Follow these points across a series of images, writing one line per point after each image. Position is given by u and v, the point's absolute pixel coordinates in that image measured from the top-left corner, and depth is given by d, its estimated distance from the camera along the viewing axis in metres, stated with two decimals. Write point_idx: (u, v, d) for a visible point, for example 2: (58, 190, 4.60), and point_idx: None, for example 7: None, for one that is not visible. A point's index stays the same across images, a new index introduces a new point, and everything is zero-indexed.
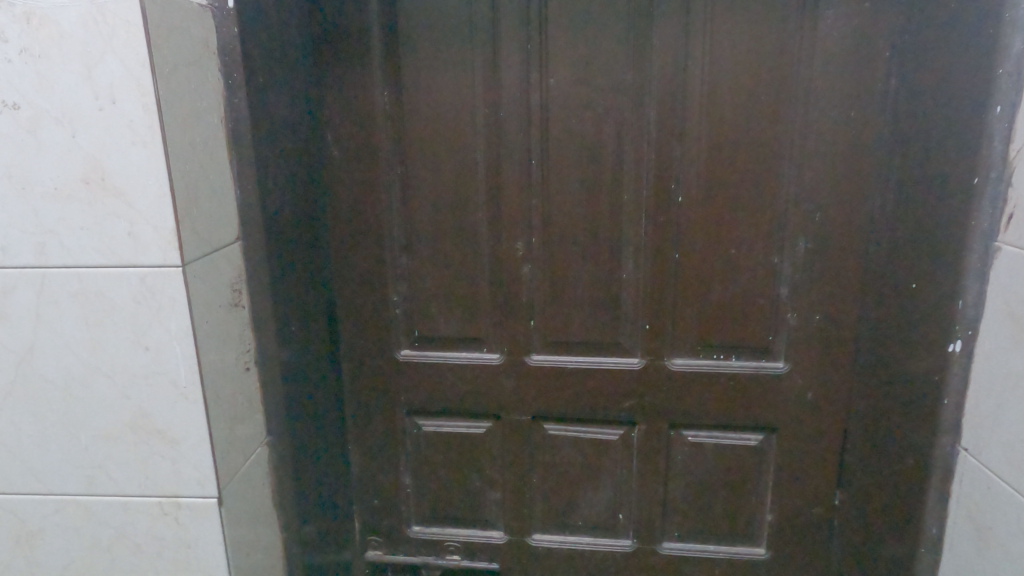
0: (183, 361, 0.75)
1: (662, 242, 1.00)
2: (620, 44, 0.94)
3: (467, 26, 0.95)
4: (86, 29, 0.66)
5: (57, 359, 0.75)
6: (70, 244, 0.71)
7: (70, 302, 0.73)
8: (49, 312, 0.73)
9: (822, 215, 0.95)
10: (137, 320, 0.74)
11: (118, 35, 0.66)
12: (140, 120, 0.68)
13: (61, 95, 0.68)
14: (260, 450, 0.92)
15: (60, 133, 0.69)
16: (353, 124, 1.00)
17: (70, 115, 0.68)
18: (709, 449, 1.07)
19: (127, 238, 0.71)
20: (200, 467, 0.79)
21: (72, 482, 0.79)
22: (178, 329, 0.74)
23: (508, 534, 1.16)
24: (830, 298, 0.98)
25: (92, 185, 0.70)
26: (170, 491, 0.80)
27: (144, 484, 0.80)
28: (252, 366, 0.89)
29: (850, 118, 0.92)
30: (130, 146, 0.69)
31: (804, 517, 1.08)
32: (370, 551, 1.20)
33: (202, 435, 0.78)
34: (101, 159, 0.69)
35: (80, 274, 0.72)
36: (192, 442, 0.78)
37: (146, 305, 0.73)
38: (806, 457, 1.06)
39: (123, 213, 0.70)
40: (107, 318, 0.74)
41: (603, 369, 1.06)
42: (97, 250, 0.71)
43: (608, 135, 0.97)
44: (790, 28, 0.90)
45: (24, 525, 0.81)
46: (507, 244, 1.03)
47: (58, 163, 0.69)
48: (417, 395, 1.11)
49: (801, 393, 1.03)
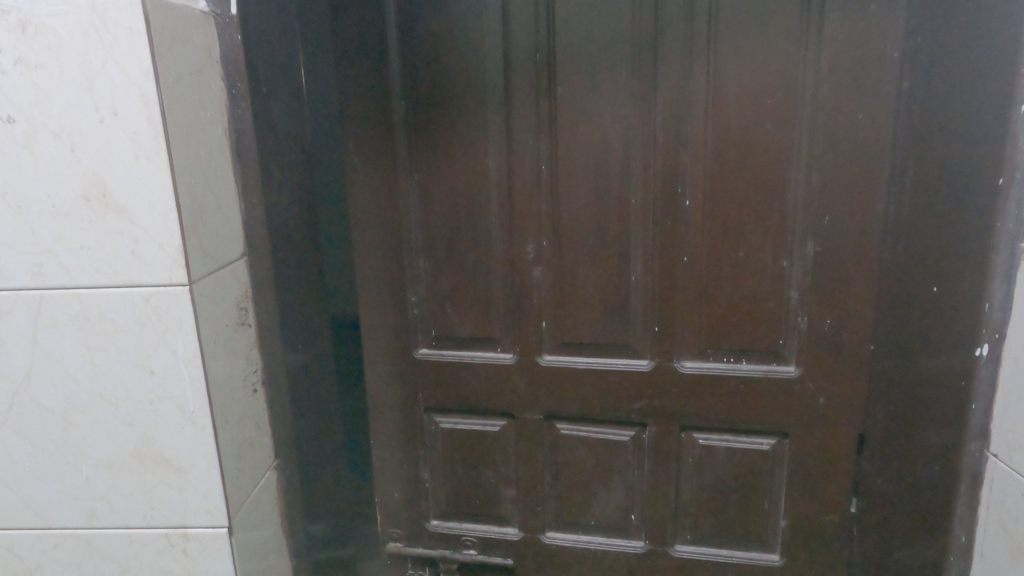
0: (189, 384, 0.81)
1: (670, 247, 1.00)
2: (624, 48, 0.95)
3: (476, 35, 0.98)
4: (86, 38, 0.72)
5: (56, 385, 0.81)
6: (69, 261, 0.77)
7: (69, 325, 0.79)
8: (50, 338, 0.80)
9: (831, 219, 0.94)
10: (141, 342, 0.80)
11: (119, 44, 0.72)
12: (143, 133, 0.74)
13: (61, 108, 0.73)
14: (267, 473, 0.99)
15: (58, 147, 0.74)
16: (368, 132, 1.04)
17: (71, 128, 0.74)
18: (720, 452, 1.06)
19: (130, 255, 0.77)
20: (208, 497, 0.85)
21: (74, 516, 0.86)
22: (186, 350, 0.80)
23: (522, 531, 1.19)
24: (844, 300, 0.96)
25: (92, 201, 0.76)
26: (176, 522, 0.86)
27: (148, 515, 0.86)
28: (258, 388, 0.97)
29: (860, 122, 0.90)
30: (133, 159, 0.75)
31: (822, 524, 1.06)
32: (390, 543, 1.23)
33: (209, 462, 0.84)
34: (102, 175, 0.75)
35: (80, 296, 0.78)
36: (200, 471, 0.84)
37: (151, 326, 0.79)
38: (821, 463, 1.04)
39: (126, 230, 0.76)
40: (108, 341, 0.80)
41: (612, 371, 1.07)
42: (97, 268, 0.78)
43: (615, 140, 0.98)
44: (795, 29, 0.89)
45: (23, 561, 0.87)
46: (519, 248, 1.05)
47: (55, 180, 0.75)
48: (433, 394, 1.15)
49: (813, 398, 1.01)
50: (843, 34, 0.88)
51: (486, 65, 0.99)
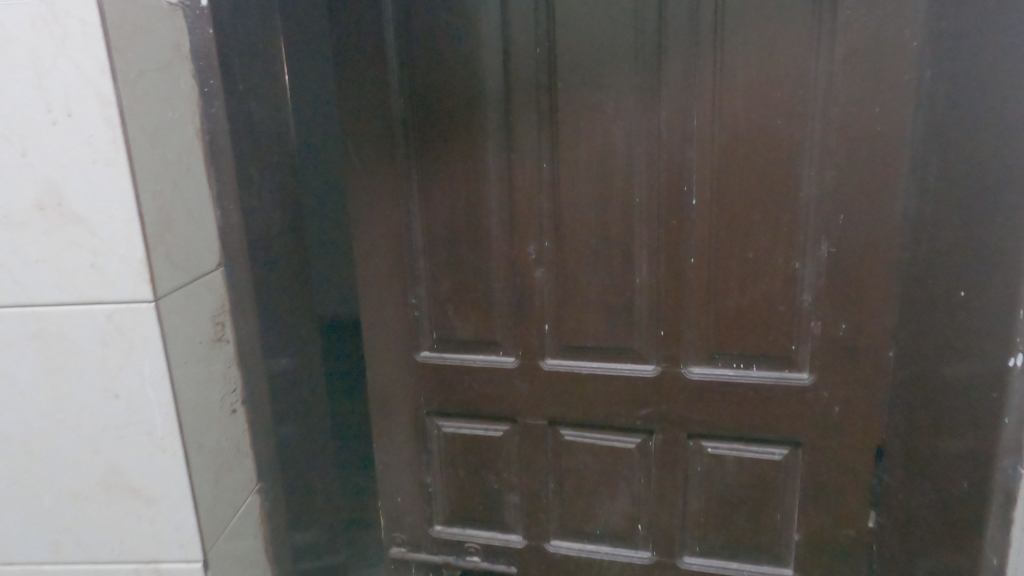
0: (157, 407, 0.73)
1: (676, 248, 0.96)
2: (626, 41, 0.91)
3: (474, 30, 0.96)
4: (36, 31, 0.65)
5: (14, 411, 0.73)
6: (24, 277, 0.70)
7: (27, 345, 0.72)
8: (6, 360, 0.72)
9: (846, 218, 0.89)
10: (105, 362, 0.72)
11: (72, 37, 0.64)
12: (101, 136, 0.66)
13: (15, 112, 0.67)
14: (250, 500, 0.90)
15: (11, 151, 0.67)
16: (366, 132, 1.02)
17: (25, 133, 0.67)
18: (730, 461, 1.02)
19: (92, 269, 0.70)
20: (181, 529, 0.77)
21: (38, 551, 0.78)
22: (153, 372, 0.72)
23: (526, 538, 1.16)
24: (863, 303, 0.91)
25: (47, 211, 0.69)
26: (148, 556, 0.78)
27: (118, 550, 0.78)
28: (238, 408, 0.87)
29: (876, 115, 0.85)
30: (91, 165, 0.67)
31: (839, 540, 1.00)
32: (394, 547, 1.23)
33: (182, 491, 0.76)
34: (58, 182, 0.68)
35: (37, 314, 0.71)
36: (172, 501, 0.76)
37: (115, 344, 0.72)
38: (838, 475, 0.98)
39: (85, 241, 0.69)
40: (69, 362, 0.72)
41: (617, 376, 1.04)
42: (57, 286, 0.70)
43: (618, 138, 0.95)
44: (807, 16, 0.84)
45: None
46: (521, 248, 1.03)
47: (12, 189, 0.68)
48: (437, 396, 1.14)
49: (828, 407, 0.96)
50: (858, 23, 0.83)
51: (484, 62, 0.97)
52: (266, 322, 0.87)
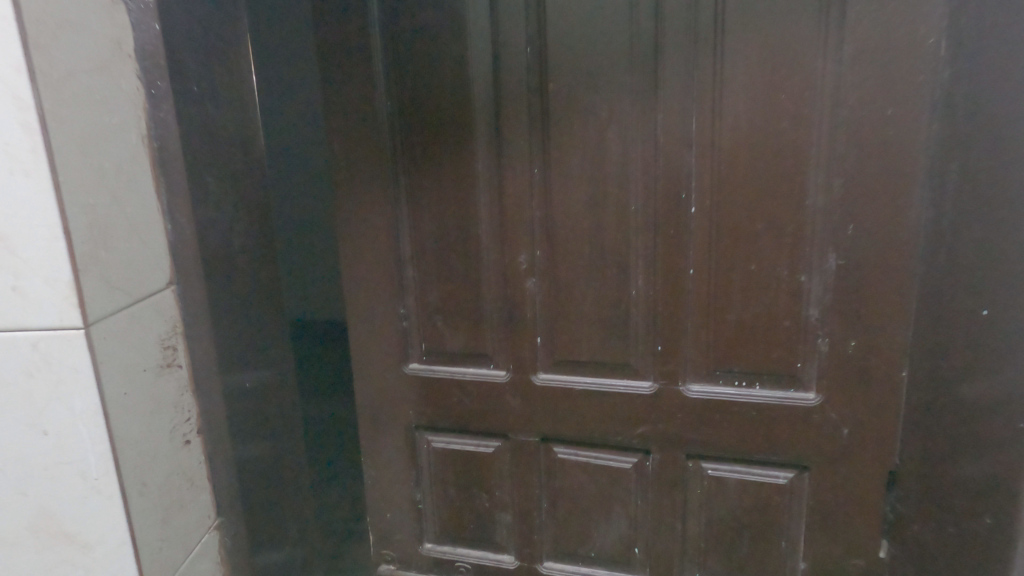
0: (91, 445, 0.62)
1: (673, 258, 0.91)
2: (620, 39, 0.86)
3: (461, 28, 0.91)
4: None
5: None
6: None
7: None
8: None
9: (855, 229, 0.83)
10: (32, 397, 0.61)
11: None
12: (19, 143, 0.56)
13: None
14: (208, 536, 0.79)
15: None
16: (351, 136, 0.98)
17: None
18: (731, 485, 0.96)
19: (14, 294, 0.59)
20: None
21: None
22: (85, 406, 0.61)
23: (518, 560, 1.11)
24: (872, 321, 0.85)
25: None
26: None
27: None
28: (192, 439, 0.77)
29: (888, 116, 0.79)
30: (10, 176, 0.56)
31: (848, 569, 0.94)
32: (384, 564, 1.19)
33: (120, 537, 0.64)
34: None
35: None
36: (110, 547, 0.65)
37: (42, 378, 0.61)
38: (846, 500, 0.92)
39: (6, 263, 0.58)
40: None
41: (612, 393, 0.98)
42: None
43: (613, 142, 0.89)
44: (813, 12, 0.78)
45: None
46: (512, 257, 0.98)
47: None
48: (426, 411, 1.10)
49: (836, 429, 0.90)
50: (868, 19, 0.77)
51: (472, 62, 0.92)
52: (237, 336, 0.81)
